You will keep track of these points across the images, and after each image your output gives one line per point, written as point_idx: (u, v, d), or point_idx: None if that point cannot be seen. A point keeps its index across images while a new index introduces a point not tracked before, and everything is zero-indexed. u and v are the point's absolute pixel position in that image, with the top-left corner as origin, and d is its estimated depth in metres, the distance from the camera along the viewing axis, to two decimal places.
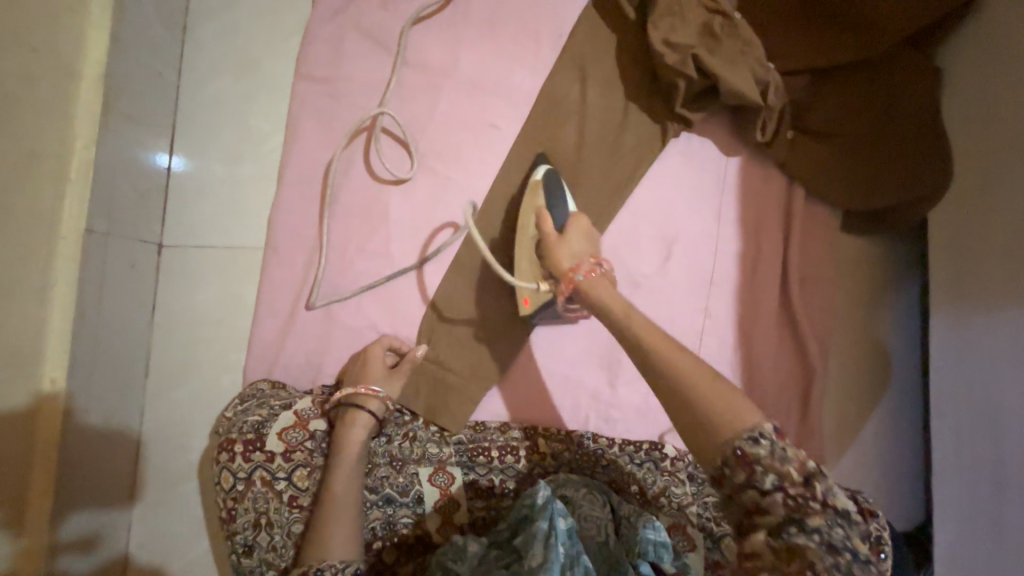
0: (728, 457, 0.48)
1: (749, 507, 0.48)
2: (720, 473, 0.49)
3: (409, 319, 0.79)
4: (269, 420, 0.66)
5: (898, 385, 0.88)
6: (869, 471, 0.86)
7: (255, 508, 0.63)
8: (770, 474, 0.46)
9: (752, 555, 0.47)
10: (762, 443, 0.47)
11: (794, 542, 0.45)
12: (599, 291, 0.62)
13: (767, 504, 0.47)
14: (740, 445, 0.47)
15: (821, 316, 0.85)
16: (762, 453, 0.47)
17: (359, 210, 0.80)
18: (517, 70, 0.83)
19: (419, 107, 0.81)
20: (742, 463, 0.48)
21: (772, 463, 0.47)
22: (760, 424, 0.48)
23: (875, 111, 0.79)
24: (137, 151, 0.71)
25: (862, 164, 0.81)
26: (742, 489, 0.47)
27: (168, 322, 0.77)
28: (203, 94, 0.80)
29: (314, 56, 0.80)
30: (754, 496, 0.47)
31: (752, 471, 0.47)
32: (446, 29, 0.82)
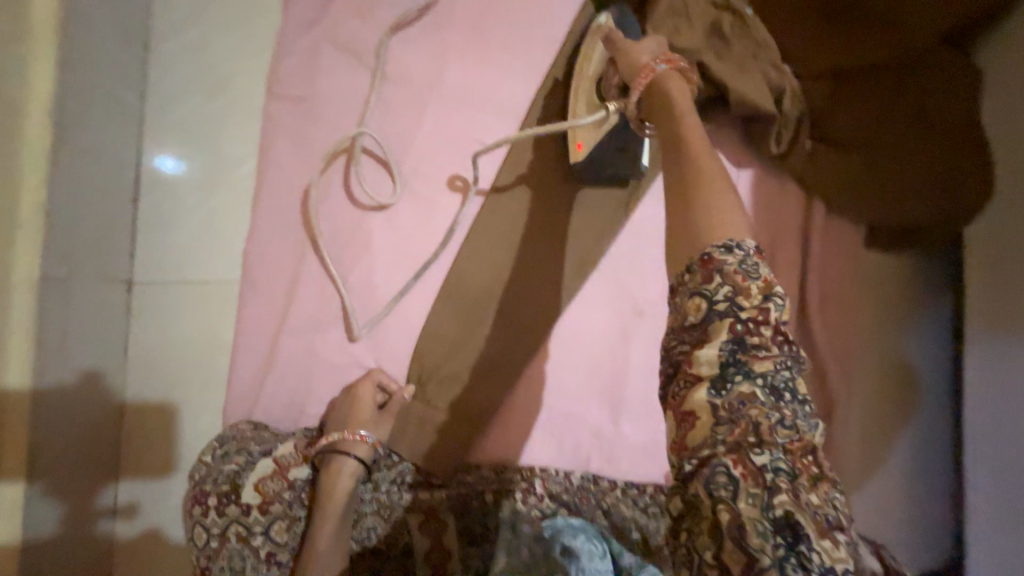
0: (693, 298, 0.41)
1: (692, 345, 0.41)
2: (670, 348, 0.42)
3: (395, 353, 0.74)
4: (247, 468, 0.62)
5: (927, 414, 0.81)
6: (893, 504, 0.80)
7: (231, 567, 0.58)
8: (726, 285, 0.40)
9: (690, 416, 0.39)
10: (734, 254, 0.41)
11: (735, 394, 0.38)
12: (671, 83, 0.53)
13: (715, 326, 0.40)
14: (725, 325, 0.39)
15: (837, 340, 0.80)
16: (729, 261, 0.40)
17: (340, 237, 0.74)
18: (507, 81, 0.76)
19: (402, 124, 0.75)
20: (696, 307, 0.41)
21: (733, 303, 0.40)
22: (737, 238, 0.42)
23: (904, 117, 0.71)
24: (101, 184, 0.66)
25: (889, 175, 0.73)
26: (691, 295, 0.41)
27: (143, 363, 0.73)
28: (170, 118, 0.74)
29: (287, 73, 0.74)
30: (705, 354, 0.40)
31: (711, 275, 0.40)
32: (429, 38, 0.75)
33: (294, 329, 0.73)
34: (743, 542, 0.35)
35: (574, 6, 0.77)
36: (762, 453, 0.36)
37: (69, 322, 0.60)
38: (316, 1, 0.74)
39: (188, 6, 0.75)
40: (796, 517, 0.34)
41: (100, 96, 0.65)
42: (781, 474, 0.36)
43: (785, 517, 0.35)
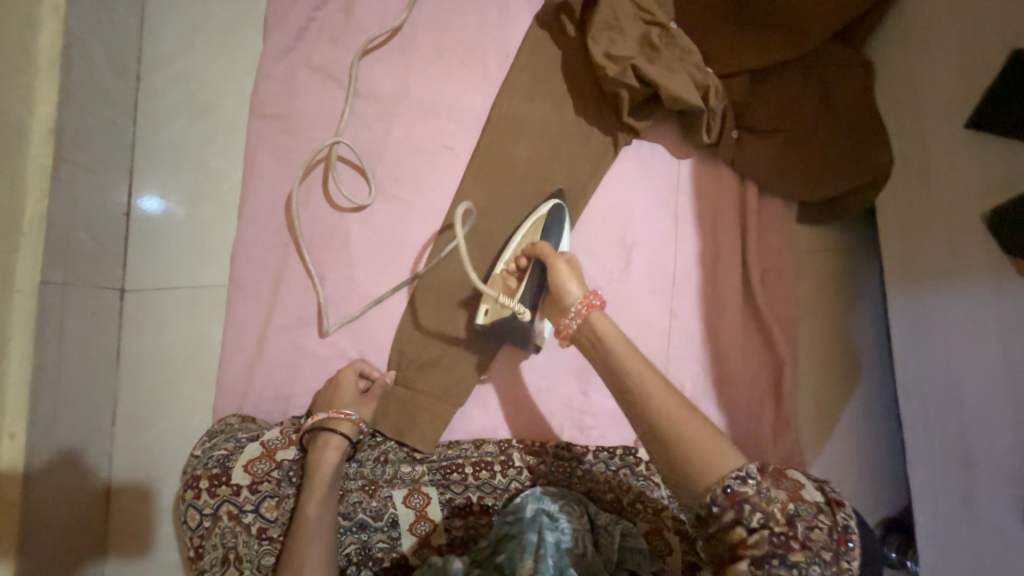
0: (727, 523, 0.51)
1: (733, 543, 0.51)
2: (709, 497, 0.52)
3: (376, 342, 0.79)
4: (236, 452, 0.64)
5: (869, 369, 0.88)
6: (848, 457, 0.86)
7: (223, 543, 0.60)
8: (755, 511, 0.50)
9: (727, 568, 0.51)
10: (747, 481, 0.52)
11: (768, 560, 0.49)
12: (601, 321, 0.64)
13: (745, 519, 0.50)
14: (730, 484, 0.52)
15: (785, 306, 0.87)
16: (751, 491, 0.51)
17: (321, 239, 0.80)
18: (468, 92, 0.85)
19: (375, 134, 0.83)
20: (729, 510, 0.51)
21: (763, 524, 0.50)
22: (744, 464, 0.53)
23: (811, 106, 0.82)
24: (95, 198, 0.73)
25: (806, 158, 0.83)
26: (729, 526, 0.51)
27: (134, 366, 0.77)
28: (160, 138, 0.81)
29: (269, 94, 0.82)
30: (744, 547, 0.50)
31: (739, 508, 0.51)
32: (396, 59, 0.85)
33: (280, 326, 0.78)
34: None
35: (524, 25, 0.88)
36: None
37: (64, 323, 0.67)
38: (292, 30, 0.83)
39: (177, 40, 0.83)
40: None
41: (94, 121, 0.72)
42: None
43: None
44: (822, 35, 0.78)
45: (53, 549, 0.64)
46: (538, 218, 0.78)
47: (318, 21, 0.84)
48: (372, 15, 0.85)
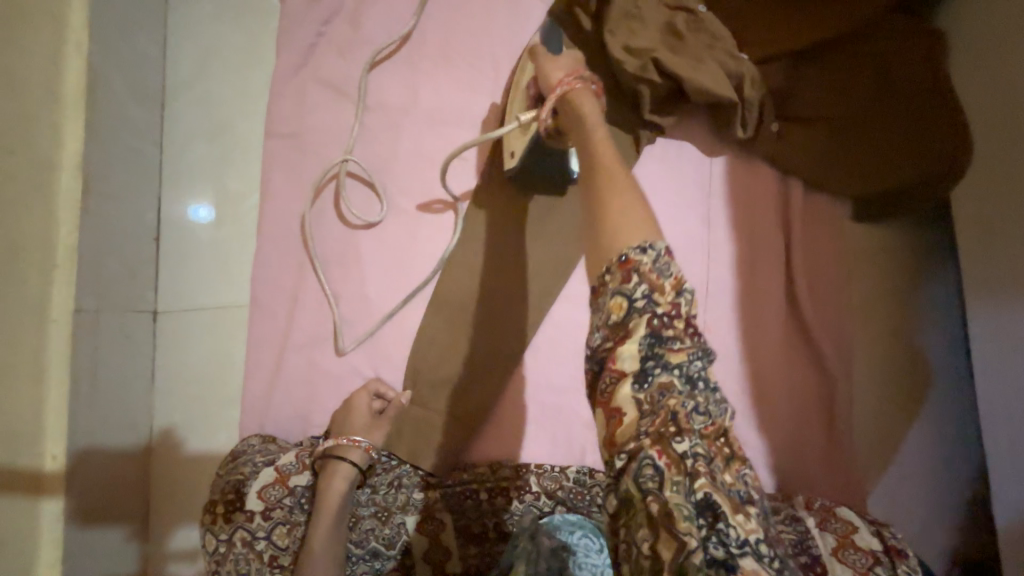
0: (614, 300, 0.43)
1: (614, 334, 0.43)
2: (601, 280, 0.45)
3: (390, 360, 0.78)
4: (251, 477, 0.64)
5: (939, 388, 0.77)
6: (915, 494, 0.76)
7: (236, 570, 0.59)
8: (644, 284, 0.43)
9: (617, 412, 0.42)
10: (649, 254, 0.44)
11: (656, 386, 0.41)
12: (579, 99, 0.60)
13: (633, 324, 0.42)
14: (627, 253, 0.44)
15: (837, 316, 0.77)
16: (646, 262, 0.43)
17: (334, 257, 0.80)
18: (477, 98, 0.81)
19: (385, 147, 0.81)
20: (617, 307, 0.43)
21: (648, 304, 0.42)
22: (651, 239, 0.45)
23: (868, 87, 0.72)
24: (125, 225, 0.76)
25: (860, 151, 0.73)
26: (612, 296, 0.43)
27: (167, 385, 0.80)
28: (184, 162, 0.84)
29: (281, 113, 0.82)
30: (626, 348, 0.42)
31: (628, 277, 0.43)
32: (405, 67, 0.82)
33: (297, 344, 0.78)
34: (672, 528, 0.37)
35: (536, 21, 0.82)
36: (682, 441, 0.39)
37: (98, 349, 0.70)
38: (301, 46, 0.82)
39: (197, 65, 0.85)
40: (711, 495, 0.37)
41: (121, 151, 0.75)
42: (697, 457, 0.39)
43: (700, 497, 0.38)
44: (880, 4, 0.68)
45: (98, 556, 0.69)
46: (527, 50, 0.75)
47: (326, 34, 0.83)
48: (380, 24, 0.83)
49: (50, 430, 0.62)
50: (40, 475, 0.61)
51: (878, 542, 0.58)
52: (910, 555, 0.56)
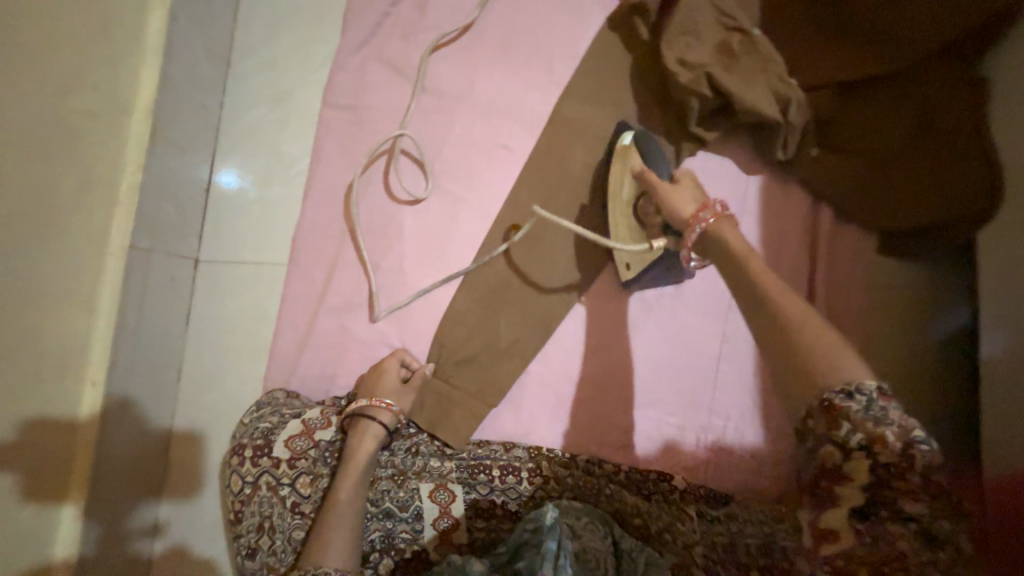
0: (824, 442, 0.47)
1: (827, 473, 0.49)
2: (804, 424, 0.49)
3: (418, 333, 0.81)
4: (278, 427, 0.67)
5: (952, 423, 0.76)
6: None
7: (260, 511, 0.63)
8: (857, 432, 0.46)
9: (830, 533, 0.49)
10: (857, 398, 0.46)
11: (873, 521, 0.48)
12: (723, 232, 0.60)
13: (851, 468, 0.47)
14: (830, 398, 0.47)
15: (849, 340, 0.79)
16: (855, 409, 0.46)
17: (375, 229, 0.83)
18: (530, 94, 0.85)
19: (437, 130, 0.84)
20: (829, 452, 0.48)
21: (862, 447, 0.46)
22: (860, 380, 0.47)
23: (904, 125, 0.75)
24: (182, 176, 0.79)
25: (892, 186, 0.76)
26: (822, 443, 0.47)
27: (201, 332, 0.83)
28: (242, 122, 0.87)
29: (341, 86, 0.85)
30: (845, 489, 0.48)
31: (835, 422, 0.46)
32: (464, 56, 0.85)
33: (331, 308, 0.81)
34: None
35: (595, 27, 0.86)
36: (902, 562, 0.47)
37: (144, 288, 0.73)
38: (367, 24, 0.86)
39: (265, 31, 0.89)
40: None
41: (188, 103, 0.79)
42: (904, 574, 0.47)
43: None
44: (926, 46, 0.71)
45: (120, 485, 0.71)
46: (620, 150, 0.77)
47: (392, 16, 0.86)
48: (445, 12, 0.86)
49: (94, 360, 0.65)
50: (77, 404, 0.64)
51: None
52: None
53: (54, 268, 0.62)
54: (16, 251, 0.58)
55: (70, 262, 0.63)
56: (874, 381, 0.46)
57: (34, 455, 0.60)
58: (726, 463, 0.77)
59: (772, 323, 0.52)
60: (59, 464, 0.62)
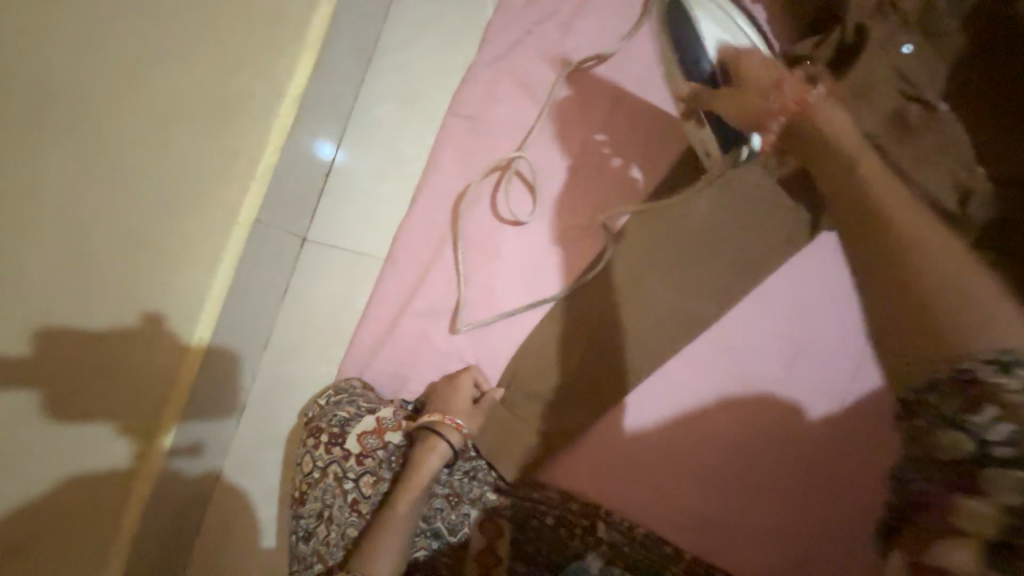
0: (948, 425, 0.39)
1: (961, 485, 0.38)
2: (919, 400, 0.42)
3: (494, 353, 0.80)
4: (354, 419, 0.67)
5: None
6: None
7: (322, 498, 0.63)
8: (1000, 416, 0.37)
9: (924, 561, 0.39)
10: (1014, 377, 0.37)
11: None
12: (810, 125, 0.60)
13: (984, 473, 0.37)
14: (972, 373, 0.39)
15: None
16: (1012, 387, 0.37)
17: (475, 241, 0.82)
18: (659, 133, 0.81)
19: (554, 155, 0.82)
20: (956, 440, 0.39)
21: (1013, 442, 0.36)
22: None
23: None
24: (311, 159, 0.83)
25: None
26: (934, 421, 0.40)
27: (294, 307, 0.87)
28: (371, 115, 0.90)
29: (470, 96, 0.85)
30: (971, 503, 0.37)
31: (970, 400, 0.38)
32: (599, 84, 0.83)
33: (416, 311, 0.82)
34: None
35: None
36: None
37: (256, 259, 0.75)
38: (509, 39, 0.85)
39: (409, 33, 0.92)
40: None
41: (331, 92, 0.83)
42: None
43: None
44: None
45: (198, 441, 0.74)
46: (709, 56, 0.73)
47: (535, 34, 0.85)
48: (586, 38, 0.84)
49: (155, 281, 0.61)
50: (128, 321, 0.59)
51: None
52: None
53: (143, 187, 0.61)
54: (146, 184, 0.61)
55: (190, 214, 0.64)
56: None
57: (60, 368, 0.56)
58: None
59: (885, 251, 0.47)
60: (81, 385, 0.57)
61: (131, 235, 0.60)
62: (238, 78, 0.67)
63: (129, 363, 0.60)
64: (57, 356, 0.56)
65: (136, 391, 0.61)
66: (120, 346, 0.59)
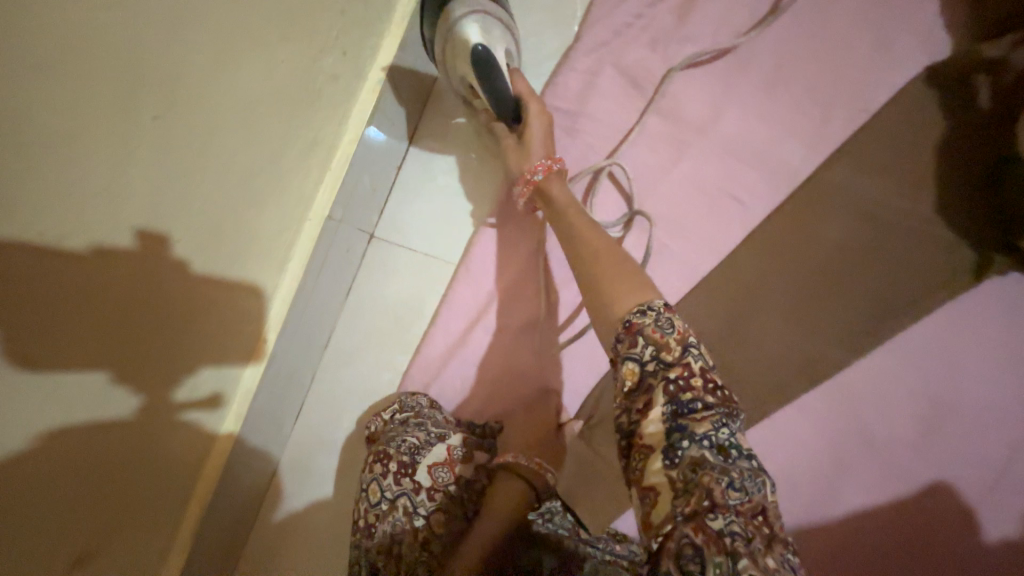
0: (624, 363, 0.41)
1: (636, 414, 0.40)
2: (613, 353, 0.42)
3: (572, 380, 0.73)
4: (424, 447, 0.62)
5: None
6: None
7: (391, 535, 0.58)
8: (649, 346, 0.40)
9: (649, 494, 0.38)
10: (650, 314, 0.41)
11: (687, 460, 0.37)
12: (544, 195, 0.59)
13: (651, 393, 0.39)
14: (628, 318, 0.41)
15: None
16: (648, 322, 0.41)
17: (559, 254, 0.74)
18: (790, 143, 0.69)
19: (659, 161, 0.72)
20: (630, 372, 0.40)
21: (657, 359, 0.40)
22: (648, 297, 0.42)
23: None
24: (386, 150, 0.76)
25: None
26: (620, 363, 0.41)
27: (357, 308, 0.81)
28: (451, 102, 0.82)
29: (565, 86, 0.74)
30: (650, 422, 0.39)
31: (633, 340, 0.40)
32: (718, 81, 0.71)
33: (490, 326, 0.74)
34: None
35: (906, 73, 0.66)
36: (718, 519, 0.34)
37: (325, 259, 0.72)
38: (615, 22, 0.74)
39: None
40: None
41: (411, 76, 0.74)
42: (737, 538, 0.33)
43: None
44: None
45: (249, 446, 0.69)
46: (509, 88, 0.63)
47: (646, 17, 0.73)
48: (709, 25, 0.72)
49: (207, 262, 0.52)
50: (127, 247, 0.41)
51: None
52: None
53: (215, 134, 0.46)
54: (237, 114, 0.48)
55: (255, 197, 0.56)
56: (660, 297, 0.42)
57: (87, 317, 0.40)
58: None
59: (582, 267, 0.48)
60: (100, 329, 0.41)
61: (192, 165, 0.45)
62: (328, 57, 0.59)
63: (152, 347, 0.48)
64: (23, 280, 0.33)
65: (159, 381, 0.51)
66: (170, 342, 0.51)
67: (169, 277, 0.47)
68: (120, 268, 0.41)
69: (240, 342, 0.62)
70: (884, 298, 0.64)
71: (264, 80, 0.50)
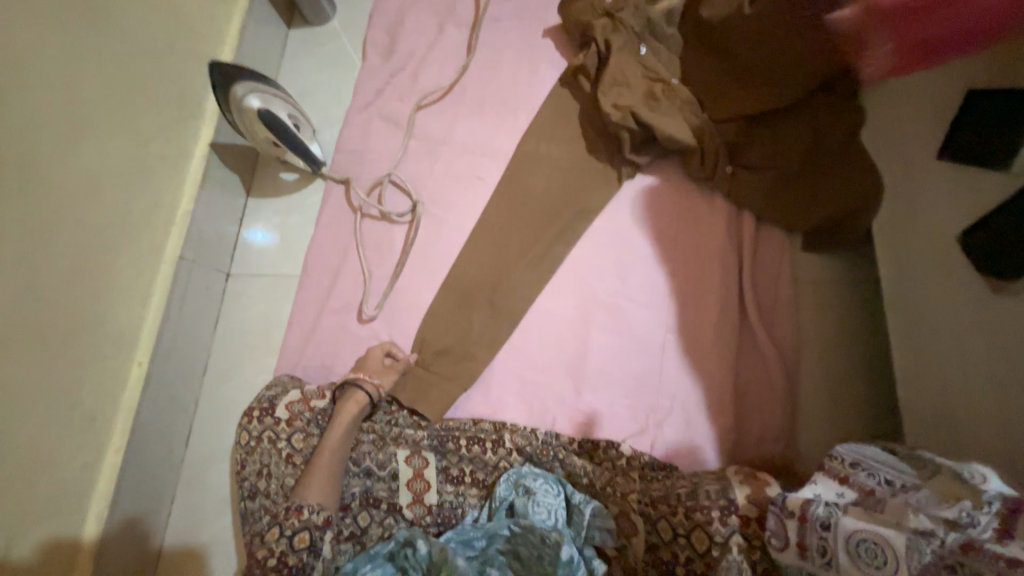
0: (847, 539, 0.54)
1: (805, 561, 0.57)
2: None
3: (404, 328, 0.96)
4: (281, 395, 0.82)
5: (861, 362, 0.87)
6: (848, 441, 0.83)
7: (261, 460, 0.77)
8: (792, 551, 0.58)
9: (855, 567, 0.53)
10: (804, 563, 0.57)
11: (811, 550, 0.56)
12: None
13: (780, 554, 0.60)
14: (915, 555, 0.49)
15: (777, 309, 0.90)
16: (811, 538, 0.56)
17: (371, 244, 1.01)
18: (498, 135, 1.06)
19: (423, 166, 1.05)
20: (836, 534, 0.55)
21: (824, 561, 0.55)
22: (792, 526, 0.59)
23: (805, 136, 0.89)
24: (223, 206, 1.00)
25: (819, 200, 0.88)
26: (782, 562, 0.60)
27: (226, 332, 1.00)
28: (272, 165, 1.10)
29: (349, 137, 1.07)
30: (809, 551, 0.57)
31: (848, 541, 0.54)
32: (447, 110, 1.08)
33: (333, 309, 0.97)
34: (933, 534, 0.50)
35: (549, 83, 1.08)
36: (849, 546, 0.53)
37: (185, 293, 0.92)
38: (372, 90, 1.10)
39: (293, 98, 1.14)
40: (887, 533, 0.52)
41: (232, 153, 1.02)
42: (852, 541, 0.53)
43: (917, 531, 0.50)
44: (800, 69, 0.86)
45: (138, 454, 0.82)
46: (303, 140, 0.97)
47: (391, 84, 1.11)
48: (431, 79, 1.11)
49: (67, 294, 0.71)
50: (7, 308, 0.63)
51: (852, 494, 0.58)
52: (989, 493, 0.51)
53: (66, 208, 0.71)
54: (69, 193, 0.71)
55: (114, 248, 0.79)
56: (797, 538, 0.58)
57: None
58: (682, 429, 0.85)
59: None
60: None
61: (53, 260, 0.69)
62: (150, 147, 0.86)
63: None
64: None
65: None
66: (52, 357, 0.69)
67: (44, 305, 0.68)
68: (6, 299, 0.63)
69: (115, 361, 0.80)
70: (579, 209, 0.98)
71: (98, 166, 0.76)
